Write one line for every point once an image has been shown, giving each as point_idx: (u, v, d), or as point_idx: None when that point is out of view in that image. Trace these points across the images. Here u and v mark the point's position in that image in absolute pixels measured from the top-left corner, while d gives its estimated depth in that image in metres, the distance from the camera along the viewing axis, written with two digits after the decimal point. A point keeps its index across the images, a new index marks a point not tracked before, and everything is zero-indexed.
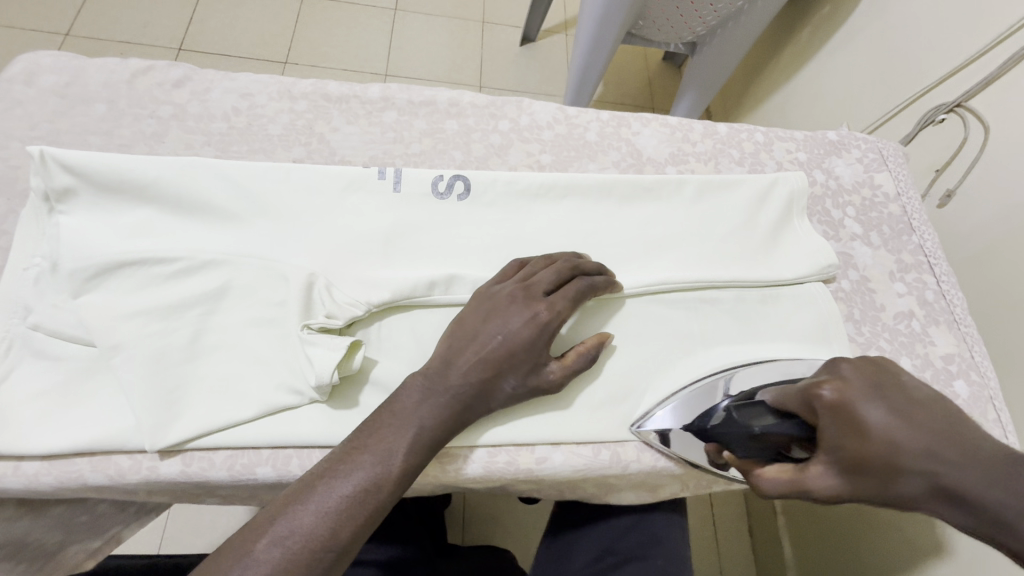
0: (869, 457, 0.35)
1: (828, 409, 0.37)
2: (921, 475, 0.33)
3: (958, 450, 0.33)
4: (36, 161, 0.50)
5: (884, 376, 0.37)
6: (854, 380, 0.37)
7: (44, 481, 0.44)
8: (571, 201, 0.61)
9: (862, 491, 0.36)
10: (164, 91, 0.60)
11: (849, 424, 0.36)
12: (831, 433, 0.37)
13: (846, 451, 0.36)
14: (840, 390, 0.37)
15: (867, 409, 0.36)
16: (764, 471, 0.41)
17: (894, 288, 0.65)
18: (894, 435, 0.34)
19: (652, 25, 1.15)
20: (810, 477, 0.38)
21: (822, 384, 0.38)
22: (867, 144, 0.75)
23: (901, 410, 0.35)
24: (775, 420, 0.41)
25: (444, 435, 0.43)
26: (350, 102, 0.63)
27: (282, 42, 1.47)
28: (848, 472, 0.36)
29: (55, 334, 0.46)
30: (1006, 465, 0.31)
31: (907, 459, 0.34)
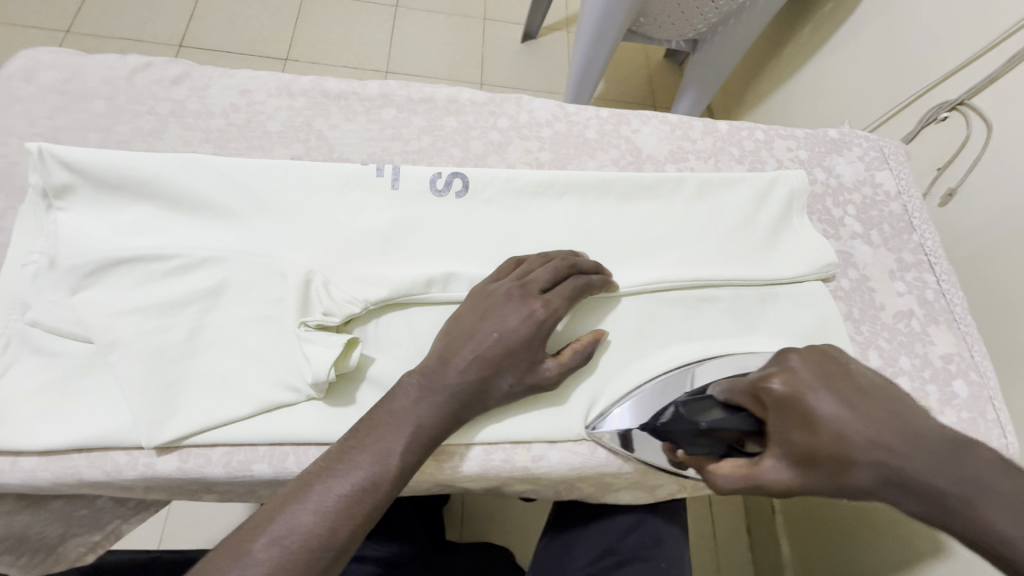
0: (819, 448, 0.37)
1: (777, 401, 0.39)
2: (870, 465, 0.36)
3: (908, 440, 0.36)
4: (34, 157, 0.50)
5: (829, 366, 0.40)
6: (802, 372, 0.40)
7: (42, 476, 0.44)
8: (570, 199, 0.60)
9: (813, 482, 0.38)
10: (163, 87, 0.60)
11: (800, 416, 0.38)
12: (781, 426, 0.39)
13: (797, 443, 0.38)
14: (789, 382, 0.39)
15: (818, 401, 0.38)
16: (715, 467, 0.41)
17: (894, 286, 0.65)
18: (841, 425, 0.37)
19: (652, 23, 1.14)
20: (762, 470, 0.39)
21: (771, 377, 0.40)
22: (868, 142, 0.74)
23: (848, 401, 0.38)
24: (724, 415, 0.43)
25: (442, 432, 0.43)
26: (349, 99, 0.63)
27: (282, 39, 1.47)
28: (798, 463, 0.38)
29: (53, 331, 0.46)
30: (952, 453, 0.35)
31: (856, 449, 0.36)
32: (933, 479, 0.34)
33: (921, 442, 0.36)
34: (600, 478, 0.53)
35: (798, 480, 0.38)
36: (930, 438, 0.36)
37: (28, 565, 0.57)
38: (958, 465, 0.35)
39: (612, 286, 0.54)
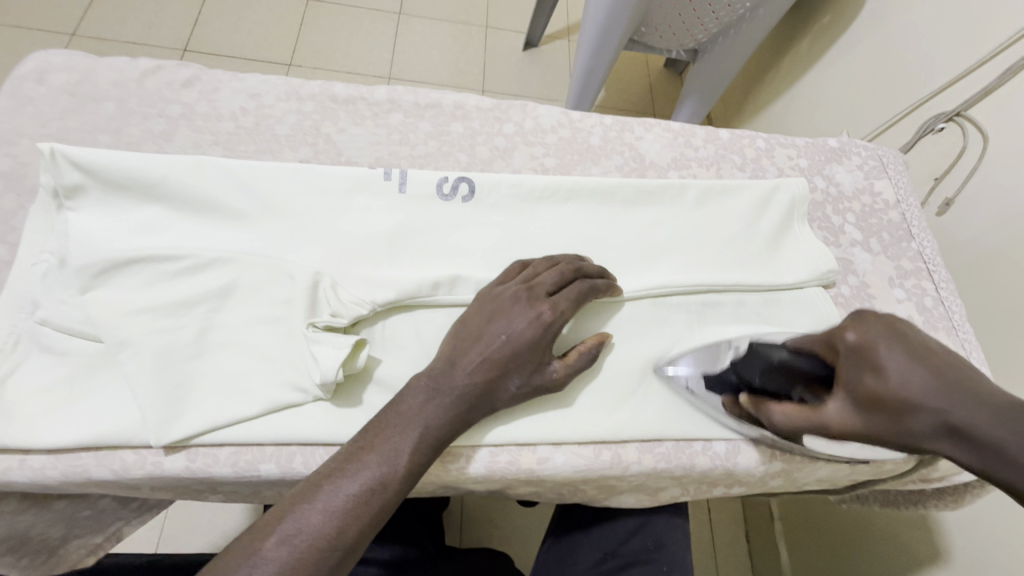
0: (885, 392, 0.40)
1: (851, 348, 0.44)
2: (933, 411, 0.39)
3: (971, 394, 0.38)
4: (46, 157, 0.50)
5: (901, 329, 0.43)
6: (875, 326, 0.44)
7: (49, 475, 0.43)
8: (574, 204, 0.61)
9: (873, 424, 0.41)
10: (173, 90, 0.60)
11: (871, 362, 0.42)
12: (852, 370, 0.43)
13: (865, 387, 0.42)
14: (861, 334, 0.44)
15: (888, 352, 0.42)
16: (778, 407, 0.47)
17: (894, 294, 0.66)
18: (908, 374, 0.40)
19: (654, 31, 1.16)
20: (826, 411, 0.44)
21: (846, 330, 0.45)
22: (867, 151, 0.75)
23: (914, 357, 0.41)
24: (793, 356, 0.49)
25: (451, 434, 0.44)
26: (357, 104, 0.64)
27: (286, 44, 1.48)
28: (862, 405, 0.42)
29: (63, 330, 0.46)
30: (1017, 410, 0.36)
31: (920, 396, 0.39)
32: (992, 431, 0.36)
33: (988, 400, 0.37)
34: (604, 481, 0.53)
35: (858, 422, 0.42)
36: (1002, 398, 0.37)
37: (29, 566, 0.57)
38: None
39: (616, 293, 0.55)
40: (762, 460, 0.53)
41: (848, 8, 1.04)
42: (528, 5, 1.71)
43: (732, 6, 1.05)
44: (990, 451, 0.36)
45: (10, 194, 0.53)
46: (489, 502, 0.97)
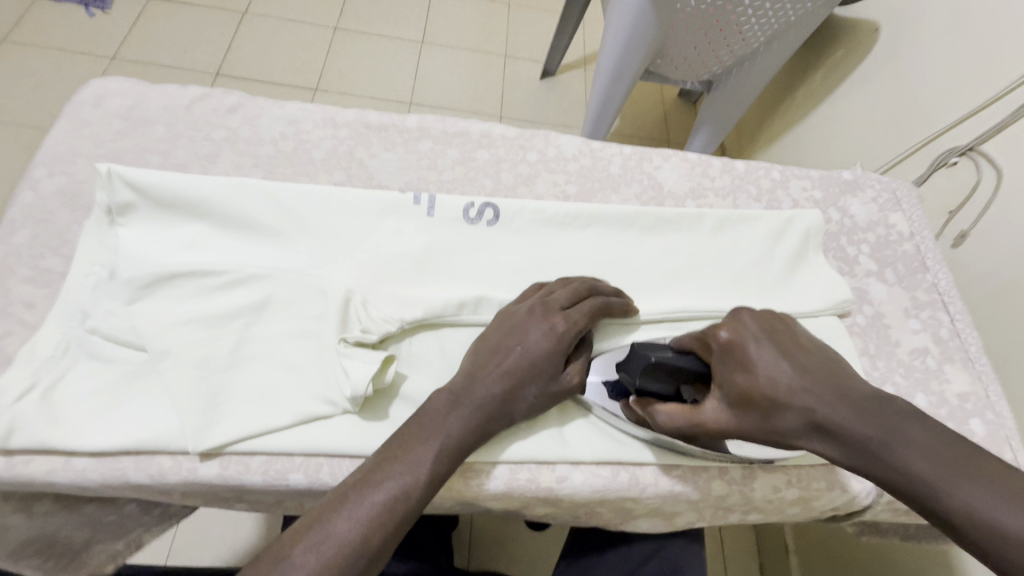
0: (757, 388, 0.42)
1: (724, 347, 0.45)
2: (800, 411, 0.41)
3: (836, 388, 0.41)
4: (102, 176, 0.53)
5: (776, 325, 0.46)
6: (748, 325, 0.45)
7: (91, 477, 0.45)
8: (594, 230, 0.63)
9: (743, 422, 0.43)
10: (219, 116, 0.64)
11: (743, 361, 0.44)
12: (724, 370, 0.45)
13: (738, 385, 0.43)
14: (734, 332, 0.45)
15: (756, 350, 0.44)
16: (660, 405, 0.48)
17: (909, 324, 0.67)
18: (776, 372, 0.42)
19: (669, 63, 1.19)
20: (705, 410, 0.45)
21: (720, 328, 0.46)
22: (881, 184, 0.77)
23: (784, 354, 0.43)
24: (676, 354, 0.48)
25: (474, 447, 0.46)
26: (389, 131, 0.67)
27: (314, 70, 1.55)
28: (737, 403, 0.43)
29: (110, 338, 0.48)
30: (881, 403, 0.40)
31: (790, 393, 0.41)
32: (854, 426, 0.39)
33: (853, 394, 0.41)
34: (620, 504, 0.54)
35: (732, 417, 0.44)
36: (862, 390, 0.41)
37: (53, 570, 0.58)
38: (893, 418, 0.39)
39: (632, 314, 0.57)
40: (777, 486, 0.54)
41: (859, 45, 1.08)
42: (547, 37, 1.77)
43: (747, 41, 1.09)
44: (850, 445, 0.39)
45: (66, 209, 0.56)
46: (499, 524, 0.97)
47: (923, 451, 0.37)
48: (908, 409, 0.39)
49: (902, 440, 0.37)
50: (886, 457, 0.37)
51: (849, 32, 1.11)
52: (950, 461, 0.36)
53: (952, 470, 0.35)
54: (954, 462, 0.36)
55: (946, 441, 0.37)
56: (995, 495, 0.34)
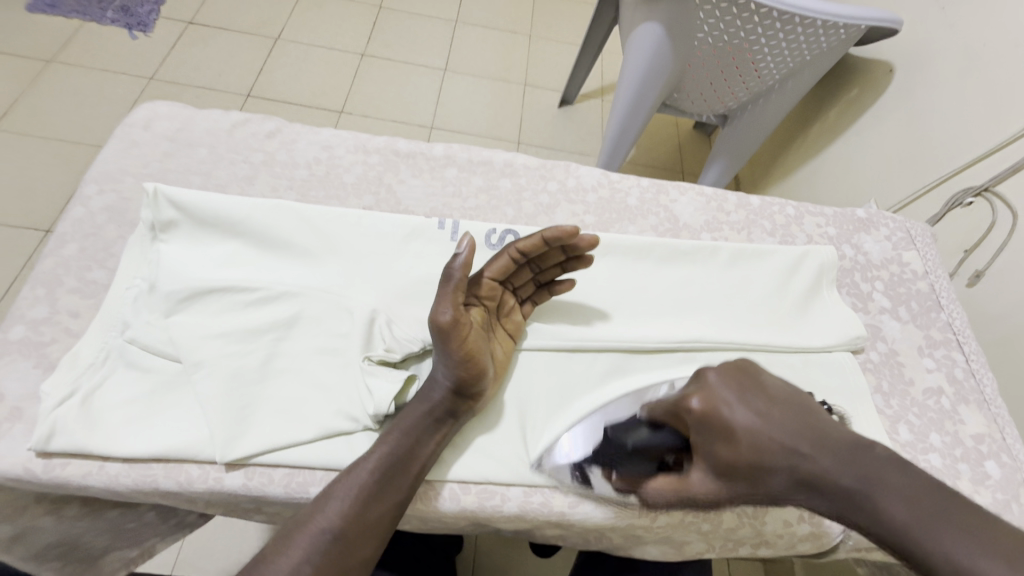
0: (738, 458, 0.45)
1: (699, 419, 0.48)
2: (785, 472, 0.44)
3: (817, 443, 0.43)
4: (149, 195, 0.57)
5: (741, 378, 0.49)
6: (718, 389, 0.48)
7: (122, 482, 0.47)
8: (611, 259, 0.65)
9: (730, 491, 0.46)
10: (258, 140, 0.68)
11: (719, 427, 0.47)
12: (702, 439, 0.47)
13: (721, 456, 0.46)
14: (706, 400, 0.48)
15: (732, 412, 0.47)
16: (652, 483, 0.50)
17: (923, 363, 0.67)
18: (753, 433, 0.45)
19: (685, 97, 1.24)
20: (692, 482, 0.48)
21: (691, 398, 0.49)
22: (895, 223, 0.78)
23: (759, 408, 0.46)
24: (649, 432, 0.53)
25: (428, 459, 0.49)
26: (417, 159, 0.70)
27: (340, 95, 1.62)
28: (721, 473, 0.46)
29: (148, 348, 0.51)
30: (856, 451, 0.42)
31: (770, 454, 0.44)
32: (838, 478, 0.42)
33: (829, 444, 0.43)
34: (630, 532, 0.54)
35: (720, 488, 0.47)
36: (835, 437, 0.44)
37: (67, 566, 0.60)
38: (868, 466, 0.41)
39: (567, 233, 0.54)
40: (789, 521, 0.54)
41: (873, 85, 1.10)
42: (565, 68, 1.83)
43: (763, 78, 1.12)
44: (840, 502, 0.41)
45: (113, 225, 0.59)
46: (503, 548, 0.96)
47: (905, 502, 0.39)
48: (884, 455, 0.42)
49: (884, 490, 0.40)
50: (872, 510, 0.40)
51: (863, 72, 1.14)
52: (931, 510, 0.38)
53: (932, 518, 0.38)
54: (935, 511, 0.38)
55: (924, 487, 0.40)
56: (981, 548, 0.35)
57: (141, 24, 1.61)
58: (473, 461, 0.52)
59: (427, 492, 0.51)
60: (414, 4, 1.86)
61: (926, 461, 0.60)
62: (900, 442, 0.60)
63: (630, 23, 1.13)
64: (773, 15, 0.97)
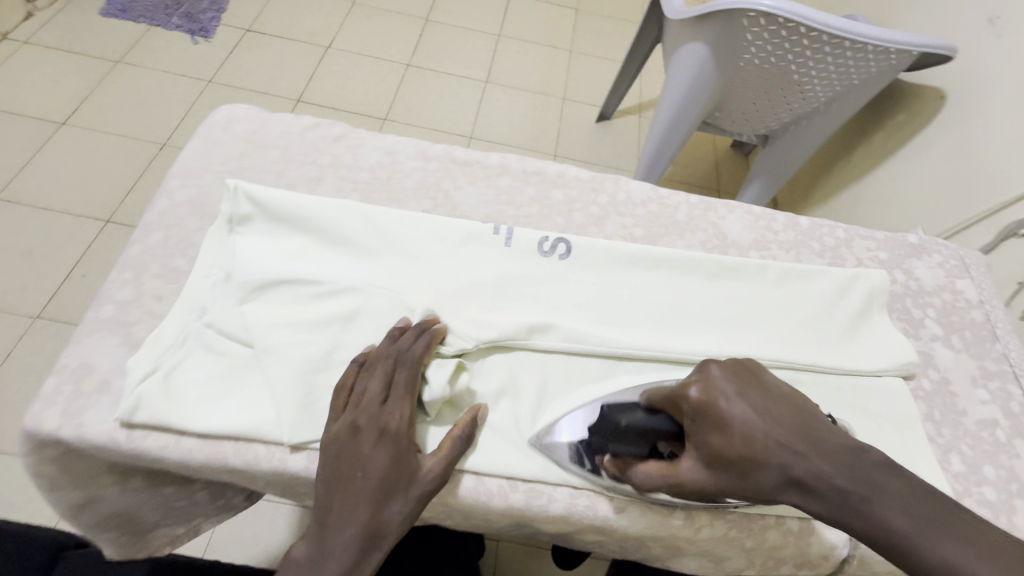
0: (731, 449, 0.43)
1: (693, 406, 0.46)
2: (777, 468, 0.42)
3: (815, 444, 0.41)
4: (230, 191, 0.61)
5: (745, 374, 0.46)
6: (717, 380, 0.46)
7: (196, 457, 0.50)
8: (660, 271, 0.66)
9: (721, 482, 0.44)
10: (326, 144, 0.72)
11: (715, 419, 0.44)
12: (698, 429, 0.45)
13: (712, 445, 0.44)
14: (704, 391, 0.46)
15: (729, 406, 0.44)
16: (639, 467, 0.49)
17: (977, 394, 0.66)
18: (750, 428, 0.43)
19: (728, 116, 1.25)
20: (682, 469, 0.46)
21: (690, 387, 0.46)
22: (948, 251, 0.77)
23: (757, 404, 0.44)
24: (645, 415, 0.49)
25: (385, 465, 0.48)
26: (473, 166, 0.73)
27: (384, 102, 1.67)
28: (711, 465, 0.44)
29: (223, 333, 0.54)
30: (857, 456, 0.40)
31: (765, 450, 0.42)
32: (837, 481, 0.40)
33: (829, 447, 0.41)
34: (671, 543, 0.55)
35: (711, 479, 0.45)
36: (835, 439, 0.42)
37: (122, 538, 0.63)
38: (865, 471, 0.40)
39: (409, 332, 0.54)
40: (835, 544, 0.54)
41: (923, 110, 1.09)
42: (605, 84, 1.85)
43: (808, 100, 1.10)
44: (840, 509, 0.39)
45: (194, 217, 0.64)
46: (524, 557, 0.98)
47: (902, 508, 0.38)
48: (880, 459, 0.40)
49: (882, 496, 0.38)
50: (872, 516, 0.38)
51: (913, 97, 1.12)
52: (929, 517, 0.37)
53: (928, 526, 0.37)
54: (932, 517, 0.37)
55: (917, 492, 0.39)
56: (974, 553, 0.35)
57: (202, 30, 1.70)
58: (521, 457, 0.53)
59: (477, 487, 0.53)
60: (459, 18, 1.92)
61: (979, 493, 0.58)
62: (951, 472, 0.59)
63: (676, 42, 1.15)
64: (823, 38, 0.96)
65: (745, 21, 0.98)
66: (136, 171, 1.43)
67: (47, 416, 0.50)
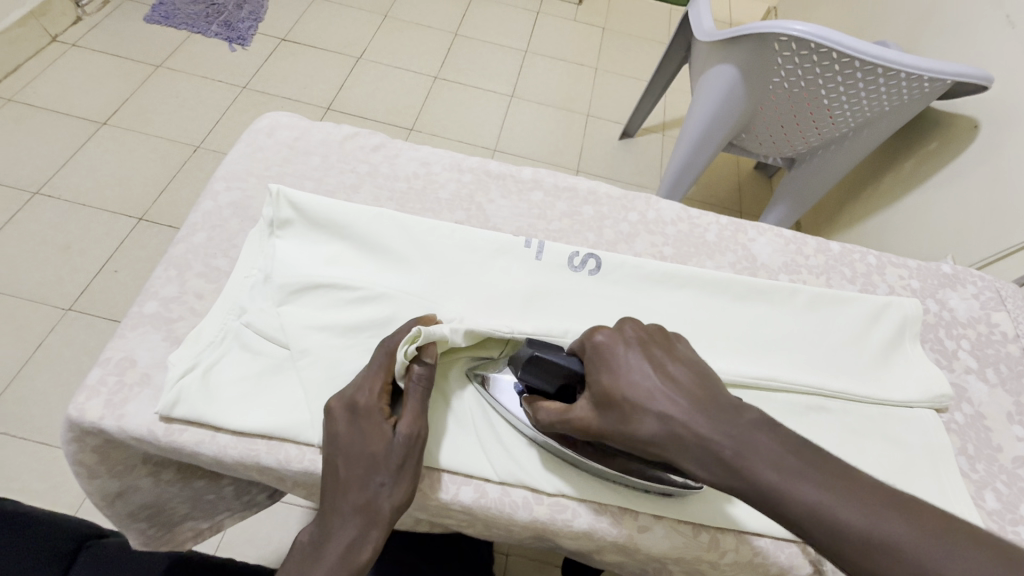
0: (618, 390, 0.43)
1: (595, 350, 0.46)
2: (655, 416, 0.42)
3: (700, 399, 0.42)
4: (272, 195, 0.63)
5: (657, 334, 0.47)
6: (628, 333, 0.46)
7: (229, 454, 0.51)
8: (688, 290, 0.66)
9: (603, 424, 0.44)
10: (364, 153, 0.73)
11: (610, 363, 0.45)
12: (594, 371, 0.45)
13: (602, 385, 0.44)
14: (609, 337, 0.46)
15: (627, 353, 0.45)
16: (542, 405, 0.49)
17: (1013, 430, 0.64)
18: (641, 377, 0.43)
19: (755, 138, 1.25)
20: (574, 408, 0.46)
21: (598, 333, 0.47)
22: (983, 282, 0.76)
23: (656, 357, 0.45)
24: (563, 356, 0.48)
25: (359, 440, 0.48)
26: (506, 180, 0.74)
27: (411, 113, 1.71)
28: (599, 403, 0.44)
29: (261, 333, 0.55)
30: (736, 414, 0.41)
31: (648, 395, 0.42)
32: (713, 435, 0.40)
33: (712, 404, 0.41)
34: (694, 566, 0.54)
35: (595, 419, 0.44)
36: (721, 399, 0.42)
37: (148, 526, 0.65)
38: (744, 428, 0.40)
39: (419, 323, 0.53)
40: None
41: (955, 139, 1.08)
42: (630, 102, 1.87)
43: (838, 125, 1.10)
44: (711, 461, 0.40)
45: (237, 218, 0.66)
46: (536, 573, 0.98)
47: (773, 463, 0.38)
48: (759, 419, 0.41)
49: (754, 451, 0.39)
50: (742, 467, 0.39)
51: (945, 124, 1.11)
52: (797, 468, 0.38)
53: (790, 480, 0.37)
54: (797, 473, 0.38)
55: (792, 452, 0.39)
56: (830, 503, 0.36)
57: (240, 38, 1.76)
58: (545, 470, 0.53)
59: (501, 499, 0.53)
60: (488, 33, 1.96)
61: (1015, 533, 0.57)
62: (986, 510, 0.58)
63: (705, 64, 1.16)
64: (856, 64, 0.95)
65: (777, 44, 0.98)
66: (170, 172, 1.47)
67: (91, 406, 0.51)
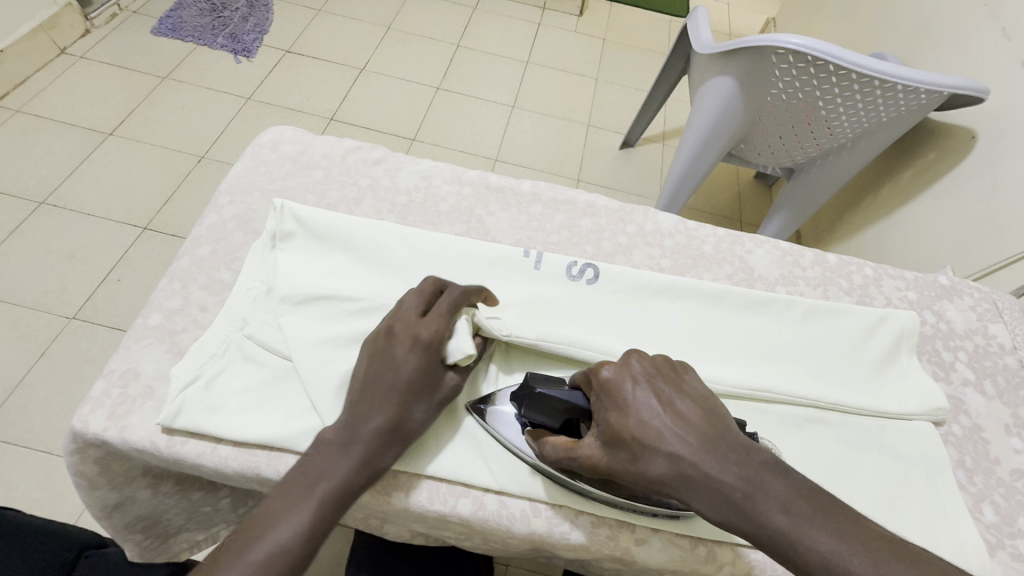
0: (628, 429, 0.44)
1: (603, 387, 0.46)
2: (666, 457, 0.42)
3: (710, 439, 0.42)
4: (277, 210, 0.64)
5: (662, 368, 0.47)
6: (633, 367, 0.47)
7: (230, 465, 0.52)
8: (686, 301, 0.67)
9: (613, 463, 0.44)
10: (366, 167, 0.75)
11: (619, 401, 0.45)
12: (601, 407, 0.46)
13: (611, 424, 0.44)
14: (616, 373, 0.46)
15: (634, 391, 0.45)
16: (548, 441, 0.48)
17: (1011, 442, 0.64)
18: (649, 415, 0.44)
19: (752, 148, 1.26)
20: (581, 445, 0.46)
21: (602, 368, 0.47)
22: (980, 293, 0.77)
23: (663, 394, 0.45)
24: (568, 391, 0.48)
25: (417, 366, 0.50)
26: (506, 193, 0.75)
27: (413, 123, 1.73)
28: (608, 442, 0.44)
29: (263, 345, 0.56)
30: (744, 455, 0.41)
31: (659, 436, 0.43)
32: (723, 477, 0.40)
33: (721, 444, 0.42)
34: None
35: (605, 458, 0.44)
36: (730, 437, 0.42)
37: (144, 539, 0.66)
38: (752, 471, 0.40)
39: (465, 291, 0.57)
40: None
41: (953, 150, 1.08)
42: (630, 112, 1.89)
43: (835, 135, 1.11)
44: (721, 504, 0.40)
45: (240, 232, 0.67)
46: None
47: (783, 508, 0.39)
48: (766, 458, 0.41)
49: (765, 496, 0.39)
50: (753, 513, 0.39)
51: (943, 135, 1.12)
52: (806, 513, 0.38)
53: (803, 525, 0.38)
54: (808, 515, 0.38)
55: (797, 492, 0.39)
56: (845, 547, 0.37)
57: (245, 50, 1.79)
58: (542, 478, 0.54)
59: (499, 511, 0.53)
60: (489, 44, 1.98)
61: (1014, 546, 0.57)
62: (984, 523, 0.58)
63: (702, 76, 1.18)
64: (852, 77, 0.96)
65: (774, 58, 0.99)
66: (174, 180, 1.49)
67: (94, 417, 0.52)
